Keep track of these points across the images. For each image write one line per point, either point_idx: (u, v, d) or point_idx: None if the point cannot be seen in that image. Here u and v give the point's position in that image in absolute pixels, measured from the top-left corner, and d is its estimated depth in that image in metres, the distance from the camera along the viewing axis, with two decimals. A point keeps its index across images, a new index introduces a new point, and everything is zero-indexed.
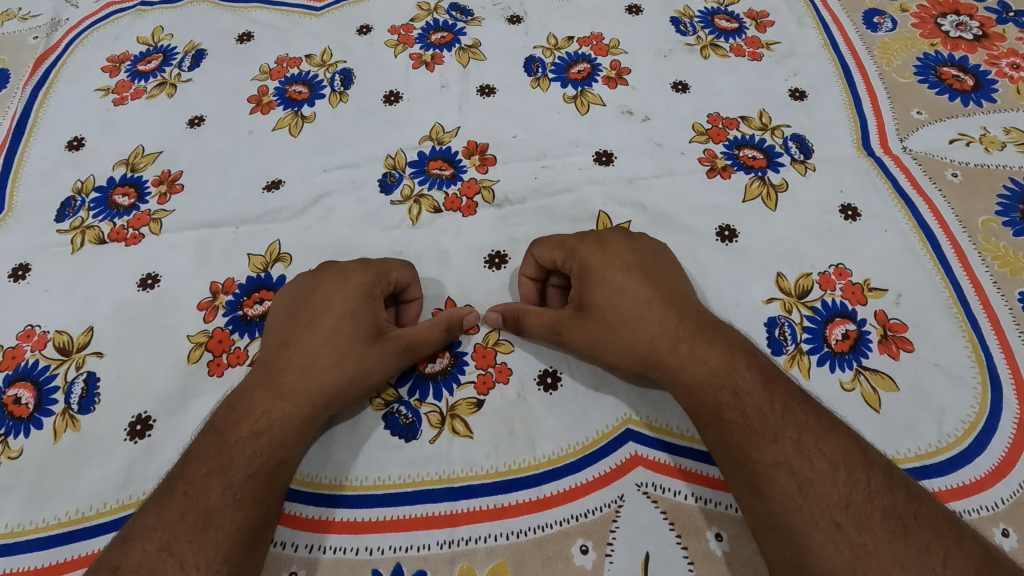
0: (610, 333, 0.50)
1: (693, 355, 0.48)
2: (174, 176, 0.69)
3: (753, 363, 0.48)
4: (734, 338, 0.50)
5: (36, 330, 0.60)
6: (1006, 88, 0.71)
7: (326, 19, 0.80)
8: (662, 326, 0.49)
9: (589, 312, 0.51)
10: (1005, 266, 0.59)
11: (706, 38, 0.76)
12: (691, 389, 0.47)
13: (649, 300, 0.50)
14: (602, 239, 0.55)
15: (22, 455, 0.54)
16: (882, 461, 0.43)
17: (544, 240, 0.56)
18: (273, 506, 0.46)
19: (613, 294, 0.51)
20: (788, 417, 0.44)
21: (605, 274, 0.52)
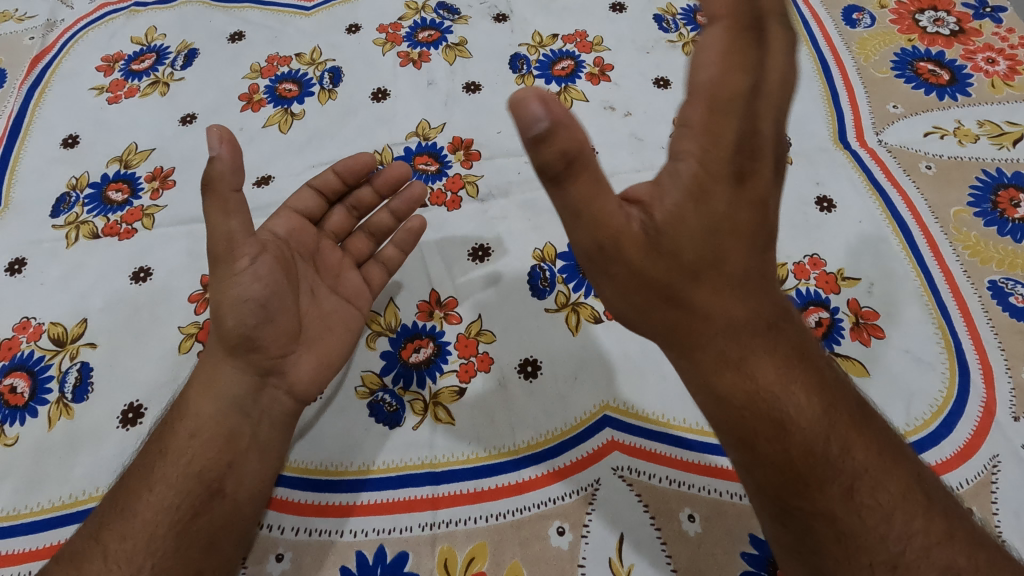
0: (676, 295, 0.39)
1: (742, 366, 0.39)
2: (166, 171, 0.70)
3: (810, 380, 0.39)
4: (794, 342, 0.40)
5: (32, 322, 0.61)
6: (981, 82, 0.72)
7: (316, 18, 0.82)
8: (734, 319, 0.39)
9: (665, 263, 0.38)
10: (975, 255, 0.60)
11: (688, 35, 0.78)
12: (734, 406, 0.39)
13: (734, 280, 0.39)
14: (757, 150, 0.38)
15: (18, 442, 0.55)
16: (940, 501, 0.38)
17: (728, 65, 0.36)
18: (192, 486, 0.44)
19: (707, 256, 0.38)
20: (842, 458, 0.38)
21: (717, 222, 0.38)
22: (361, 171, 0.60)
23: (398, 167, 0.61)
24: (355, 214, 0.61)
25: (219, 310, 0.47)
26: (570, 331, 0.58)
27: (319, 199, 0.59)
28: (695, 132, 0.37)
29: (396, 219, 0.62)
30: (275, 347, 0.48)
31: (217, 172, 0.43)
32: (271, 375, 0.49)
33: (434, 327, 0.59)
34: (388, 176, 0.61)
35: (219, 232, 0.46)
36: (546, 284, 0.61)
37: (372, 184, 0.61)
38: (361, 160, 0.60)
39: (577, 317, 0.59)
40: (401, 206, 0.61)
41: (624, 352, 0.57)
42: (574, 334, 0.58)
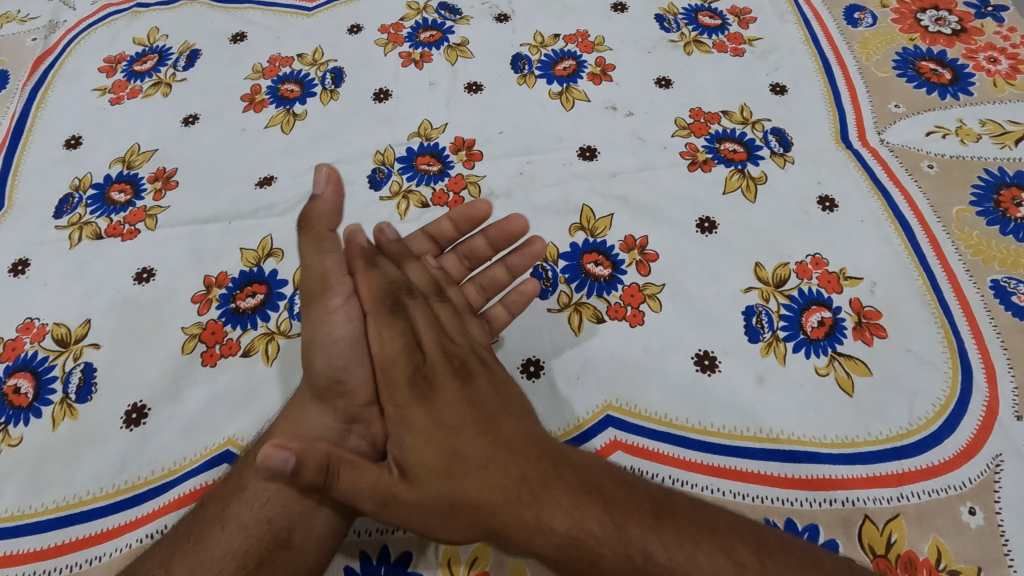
0: (444, 494, 0.40)
1: (533, 514, 0.40)
2: (169, 173, 0.70)
3: (602, 507, 0.40)
4: (578, 475, 0.42)
5: (35, 323, 0.61)
6: (983, 81, 0.72)
7: (318, 19, 0.82)
8: (504, 493, 0.40)
9: (422, 483, 0.41)
10: (977, 254, 0.60)
11: (690, 34, 0.78)
12: (556, 559, 0.40)
13: (483, 461, 0.41)
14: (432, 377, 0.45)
15: (22, 442, 0.55)
16: (758, 565, 0.39)
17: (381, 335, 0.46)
18: (265, 532, 0.45)
19: (444, 458, 0.41)
20: (649, 564, 0.38)
21: (432, 431, 0.42)
22: (475, 220, 0.57)
23: (516, 220, 0.57)
24: (467, 262, 0.58)
25: (312, 350, 0.49)
26: (572, 331, 0.58)
27: (430, 244, 0.58)
28: (391, 381, 0.45)
29: (510, 275, 0.58)
30: (361, 393, 0.50)
31: (317, 211, 0.45)
32: (354, 423, 0.50)
33: None
34: (504, 229, 0.57)
35: (315, 271, 0.46)
36: (549, 284, 0.61)
37: (486, 234, 0.58)
38: (476, 208, 0.57)
39: (580, 317, 0.59)
40: (518, 262, 0.58)
41: (628, 352, 0.57)
42: (576, 335, 0.58)
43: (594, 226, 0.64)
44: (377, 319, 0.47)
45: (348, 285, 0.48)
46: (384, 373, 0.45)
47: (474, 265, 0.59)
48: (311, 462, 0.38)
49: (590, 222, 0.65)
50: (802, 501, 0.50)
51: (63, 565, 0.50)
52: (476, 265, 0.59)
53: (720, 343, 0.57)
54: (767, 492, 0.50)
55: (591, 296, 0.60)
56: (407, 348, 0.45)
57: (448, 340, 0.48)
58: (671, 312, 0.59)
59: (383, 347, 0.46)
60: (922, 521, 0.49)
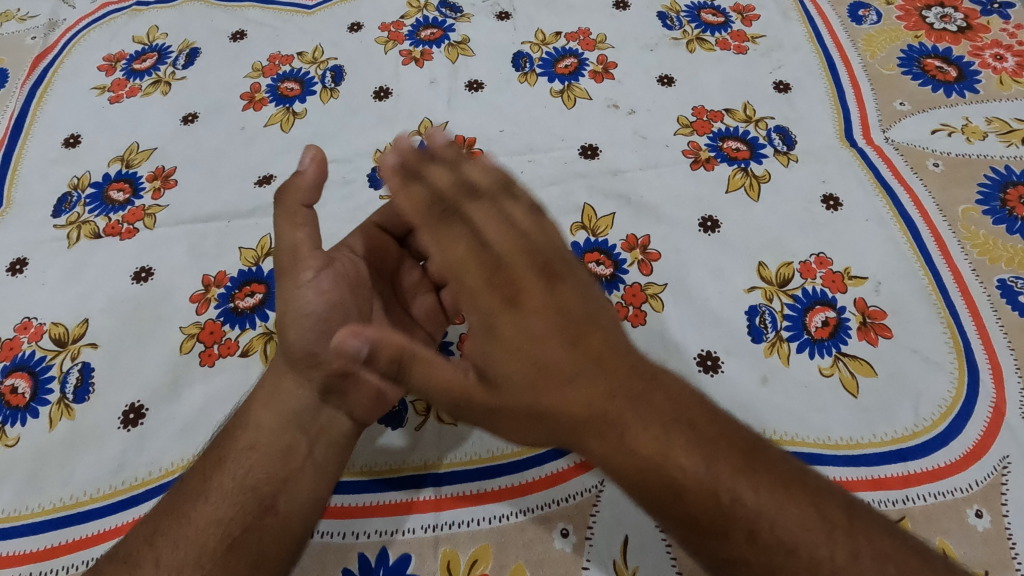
0: (532, 402, 0.41)
1: (617, 434, 0.39)
2: (168, 171, 0.70)
3: (693, 438, 0.38)
4: (668, 399, 0.40)
5: (33, 322, 0.61)
6: (989, 79, 0.71)
7: (318, 16, 0.82)
8: (589, 409, 0.39)
9: (504, 390, 0.42)
10: (983, 253, 0.60)
11: (692, 32, 0.77)
12: (632, 483, 0.39)
13: (571, 374, 0.40)
14: (515, 279, 0.44)
15: (18, 443, 0.55)
16: (849, 523, 0.37)
17: (442, 242, 0.47)
18: (247, 499, 0.44)
19: (530, 370, 0.41)
20: (735, 507, 0.37)
21: (518, 342, 0.41)
22: (472, 175, 0.52)
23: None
24: None
25: (283, 324, 0.48)
26: None
27: None
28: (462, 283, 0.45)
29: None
30: (335, 362, 0.47)
31: (295, 185, 0.48)
32: (330, 394, 0.48)
33: None
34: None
35: (287, 242, 0.49)
36: None
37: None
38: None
39: None
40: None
41: None
42: None
43: (596, 225, 0.64)
44: (429, 229, 0.48)
45: (318, 259, 0.49)
46: (456, 278, 0.45)
47: None
48: (385, 352, 0.46)
49: (591, 221, 0.64)
50: None
51: (60, 566, 0.50)
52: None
53: (723, 343, 0.56)
54: None
55: None
56: (469, 252, 0.46)
57: (525, 241, 0.46)
58: (674, 312, 0.58)
59: (453, 250, 0.46)
60: (928, 525, 0.48)
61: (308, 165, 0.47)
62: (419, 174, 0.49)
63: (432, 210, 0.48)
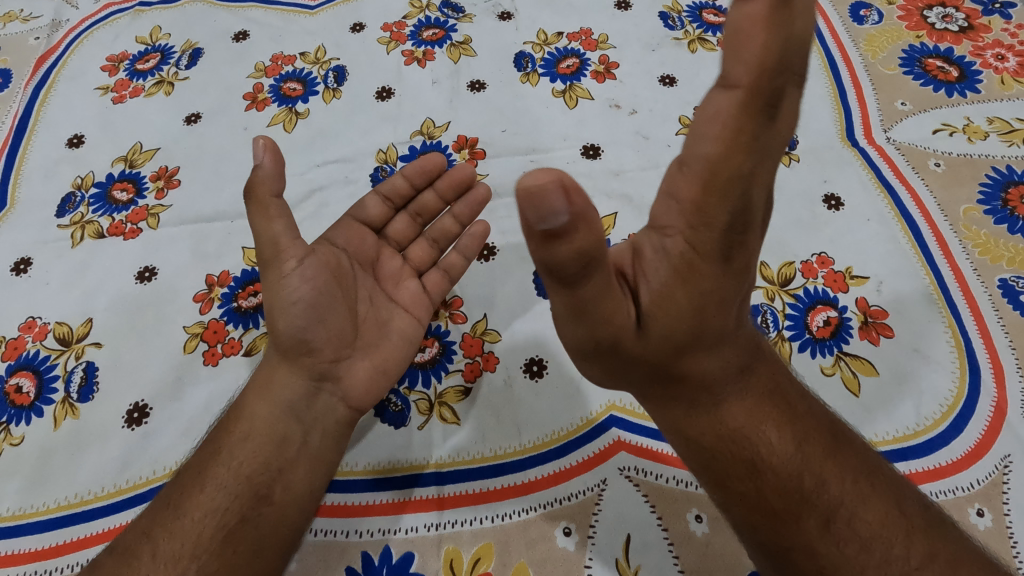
0: (666, 363, 0.40)
1: (716, 402, 0.41)
2: (171, 171, 0.70)
3: (786, 418, 0.41)
4: (773, 381, 0.42)
5: (37, 322, 0.61)
6: (991, 78, 0.71)
7: (320, 17, 0.82)
8: (705, 375, 0.40)
9: (652, 341, 0.38)
10: (985, 253, 0.60)
11: (694, 32, 0.78)
12: (712, 450, 0.41)
13: (710, 342, 0.39)
14: (743, 234, 0.35)
15: (23, 442, 0.55)
16: (925, 525, 0.38)
17: (734, 144, 0.32)
18: (242, 489, 0.44)
19: (692, 327, 0.38)
20: (817, 491, 0.39)
21: (703, 300, 0.37)
22: (429, 171, 0.60)
23: (464, 168, 0.60)
24: (418, 220, 0.60)
25: (273, 314, 0.47)
26: None
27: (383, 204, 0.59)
28: (684, 208, 0.35)
29: (459, 224, 0.60)
30: (327, 351, 0.48)
31: (259, 179, 0.44)
32: (325, 380, 0.48)
33: (439, 326, 0.59)
34: (453, 178, 0.60)
35: (264, 235, 0.46)
36: None
37: (435, 187, 0.60)
38: (430, 161, 0.60)
39: None
40: (465, 210, 0.60)
41: None
42: None
43: None
44: (743, 119, 0.32)
45: (299, 249, 0.47)
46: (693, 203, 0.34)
47: (427, 220, 0.60)
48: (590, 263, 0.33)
49: None
50: None
51: (65, 565, 0.50)
52: (427, 221, 0.60)
53: None
54: None
55: None
56: (750, 172, 0.33)
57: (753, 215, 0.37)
58: None
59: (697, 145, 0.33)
60: None
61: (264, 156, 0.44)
62: (789, 21, 0.32)
63: (754, 94, 0.32)
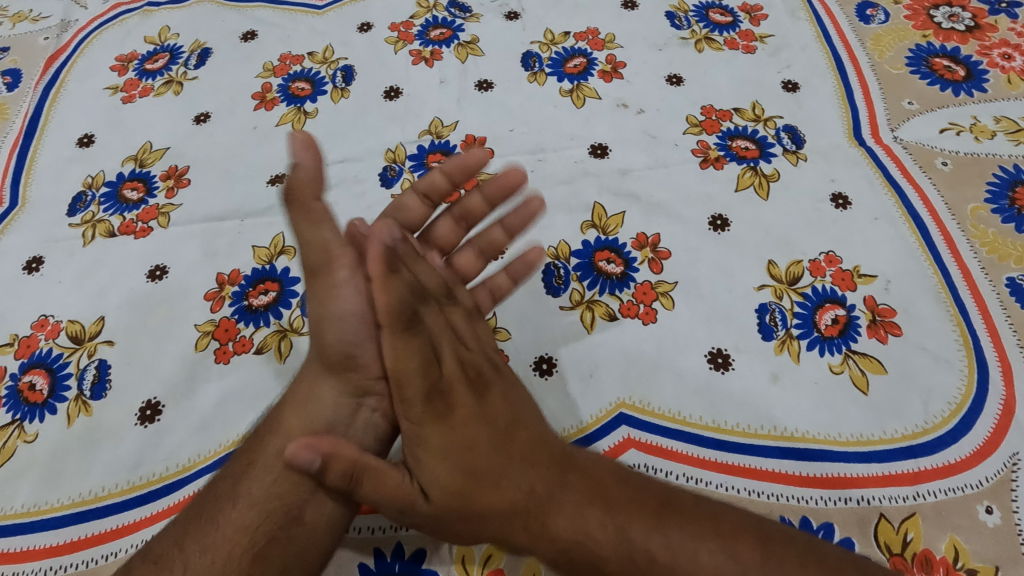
0: (463, 506, 0.40)
1: (542, 523, 0.39)
2: (181, 170, 0.71)
3: (605, 511, 0.39)
4: (582, 477, 0.40)
5: (50, 320, 0.62)
6: (997, 78, 0.72)
7: (328, 17, 0.82)
8: (518, 499, 0.39)
9: (438, 498, 0.40)
10: (992, 252, 0.60)
11: (700, 32, 0.78)
12: (562, 563, 0.40)
13: (494, 473, 0.40)
14: (448, 390, 0.42)
15: (37, 439, 0.56)
16: (759, 561, 0.38)
17: (398, 355, 0.41)
18: (274, 509, 0.44)
19: (462, 474, 0.40)
20: (653, 567, 0.38)
21: (447, 449, 0.40)
22: (470, 170, 0.54)
23: (511, 170, 0.54)
24: (462, 223, 0.57)
25: (320, 325, 0.49)
26: (584, 328, 0.58)
27: (422, 204, 0.56)
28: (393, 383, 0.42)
29: (508, 234, 0.57)
30: (373, 367, 0.49)
31: (301, 181, 0.45)
32: (365, 396, 0.49)
33: None
34: (500, 181, 0.55)
35: (312, 243, 0.46)
36: (561, 282, 0.61)
37: (481, 191, 0.55)
38: (472, 159, 0.54)
39: (592, 315, 0.59)
40: (515, 221, 0.56)
41: (640, 350, 0.57)
42: (589, 332, 0.58)
43: (607, 223, 0.64)
44: (390, 335, 0.41)
45: (348, 256, 0.47)
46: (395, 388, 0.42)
47: (474, 225, 0.57)
48: (338, 466, 0.39)
49: (602, 219, 0.64)
50: (816, 500, 0.50)
51: (79, 561, 0.50)
52: (473, 225, 0.57)
53: (733, 340, 0.57)
54: (779, 490, 0.50)
55: (603, 293, 0.60)
56: (425, 365, 0.41)
57: (465, 351, 0.45)
58: (684, 310, 0.59)
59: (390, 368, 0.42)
60: (939, 520, 0.48)
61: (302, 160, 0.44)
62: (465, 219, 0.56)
63: (393, 326, 0.41)
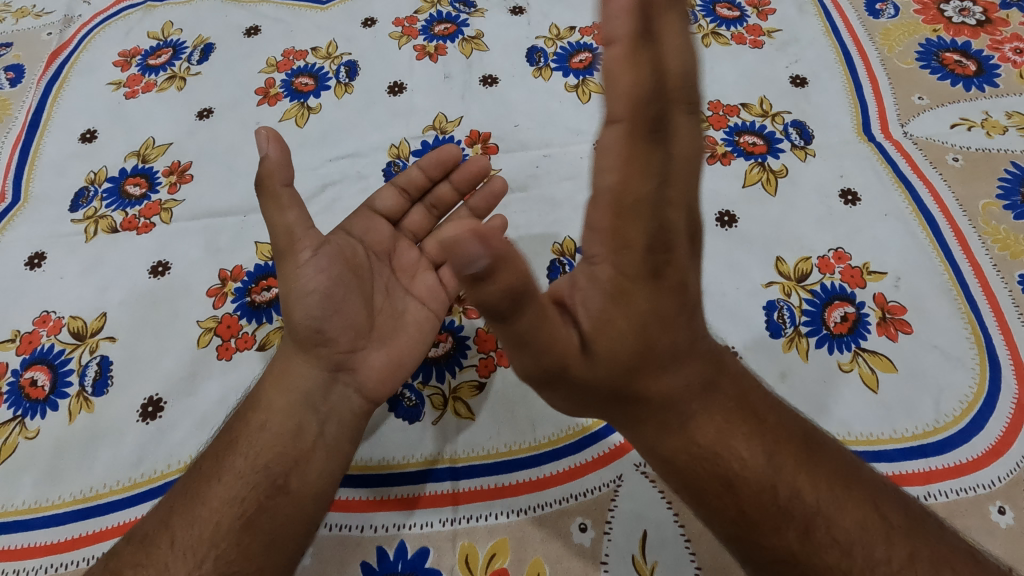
0: (621, 392, 0.39)
1: (683, 426, 0.39)
2: (184, 166, 0.70)
3: (754, 430, 0.39)
4: (737, 394, 0.40)
5: (52, 316, 0.61)
6: (1009, 72, 0.71)
7: (332, 12, 0.82)
8: (667, 396, 0.38)
9: (601, 367, 0.37)
10: (1004, 248, 0.59)
11: (708, 26, 0.77)
12: (686, 471, 0.40)
13: (668, 361, 0.38)
14: (669, 246, 0.34)
15: (38, 435, 0.55)
16: (905, 525, 0.37)
17: (631, 169, 0.32)
18: (258, 481, 0.43)
19: (638, 352, 0.37)
20: (793, 502, 0.38)
21: (645, 319, 0.36)
22: (445, 163, 0.60)
23: (478, 159, 0.61)
24: (434, 213, 0.60)
25: (288, 305, 0.47)
26: None
27: (401, 196, 0.59)
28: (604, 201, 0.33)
29: (476, 216, 0.60)
30: (342, 341, 0.48)
31: (267, 170, 0.45)
32: (341, 370, 0.48)
33: (454, 321, 0.58)
34: (466, 169, 0.60)
35: (278, 225, 0.46)
36: None
37: (451, 179, 0.60)
38: (446, 152, 0.60)
39: None
40: (480, 203, 0.60)
41: None
42: None
43: None
44: (628, 137, 0.31)
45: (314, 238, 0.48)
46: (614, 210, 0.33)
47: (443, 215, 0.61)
48: (504, 279, 0.31)
49: None
50: None
51: (79, 559, 0.50)
52: (443, 212, 0.61)
53: (740, 338, 0.56)
54: None
55: None
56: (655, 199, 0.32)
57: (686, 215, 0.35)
58: None
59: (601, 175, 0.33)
60: (950, 521, 0.47)
61: (609, 9, 0.29)
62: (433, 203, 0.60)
63: (636, 124, 0.31)
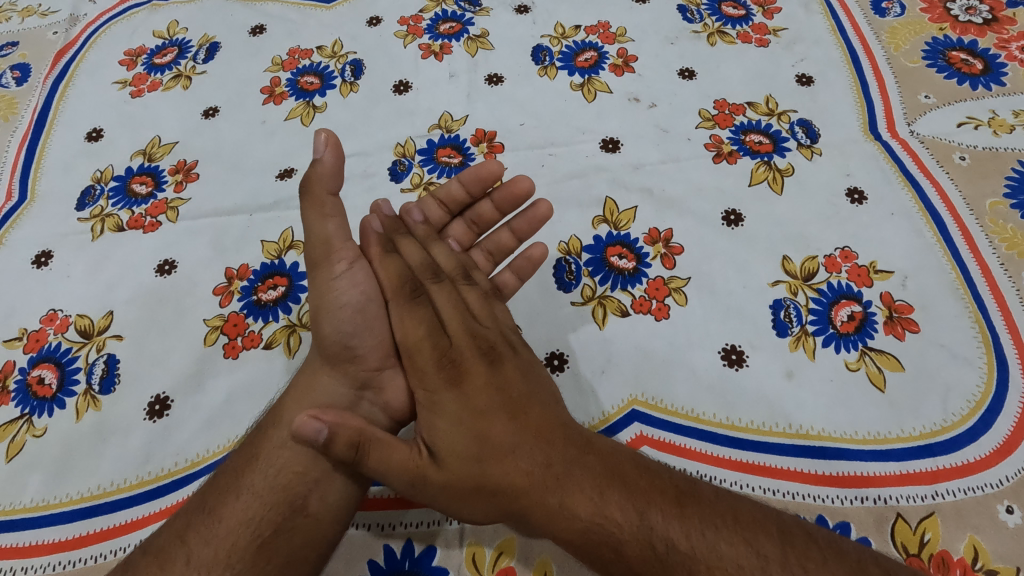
0: (477, 477, 0.40)
1: (564, 506, 0.39)
2: (190, 165, 0.70)
3: (624, 495, 0.39)
4: (601, 461, 0.40)
5: (59, 314, 0.61)
6: (1016, 71, 0.70)
7: (337, 11, 0.82)
8: (529, 479, 0.39)
9: (449, 467, 0.40)
10: (1012, 247, 0.59)
11: (713, 25, 0.77)
12: (578, 546, 0.39)
13: (509, 446, 0.40)
14: (460, 361, 0.43)
15: (46, 433, 0.55)
16: (780, 555, 0.36)
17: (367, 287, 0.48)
18: (277, 502, 0.44)
19: (471, 442, 0.40)
20: (670, 553, 0.37)
21: (461, 416, 0.41)
22: (484, 180, 0.55)
23: (523, 181, 0.55)
24: (475, 228, 0.58)
25: (319, 316, 0.48)
26: (596, 323, 0.58)
27: (440, 210, 0.57)
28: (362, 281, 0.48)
29: (517, 239, 0.58)
30: (372, 358, 0.49)
31: (316, 175, 0.45)
32: (366, 389, 0.49)
33: None
34: (509, 190, 0.56)
35: (317, 234, 0.47)
36: (572, 277, 0.60)
37: (493, 197, 0.56)
38: (486, 169, 0.55)
39: (604, 310, 0.58)
40: (523, 225, 0.57)
41: (653, 346, 0.56)
42: (601, 327, 0.57)
43: (618, 218, 0.64)
44: (397, 307, 0.47)
45: (351, 250, 0.48)
46: (408, 358, 0.45)
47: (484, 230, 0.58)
48: (343, 437, 0.41)
49: (613, 214, 0.64)
50: (833, 498, 0.49)
51: (85, 557, 0.50)
52: (484, 230, 0.58)
53: (748, 336, 0.56)
54: (796, 488, 0.49)
55: (615, 289, 0.59)
56: (463, 314, 0.46)
57: (475, 324, 0.46)
58: (698, 305, 0.58)
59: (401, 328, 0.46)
60: (958, 520, 0.47)
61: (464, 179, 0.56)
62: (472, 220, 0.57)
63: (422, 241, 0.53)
